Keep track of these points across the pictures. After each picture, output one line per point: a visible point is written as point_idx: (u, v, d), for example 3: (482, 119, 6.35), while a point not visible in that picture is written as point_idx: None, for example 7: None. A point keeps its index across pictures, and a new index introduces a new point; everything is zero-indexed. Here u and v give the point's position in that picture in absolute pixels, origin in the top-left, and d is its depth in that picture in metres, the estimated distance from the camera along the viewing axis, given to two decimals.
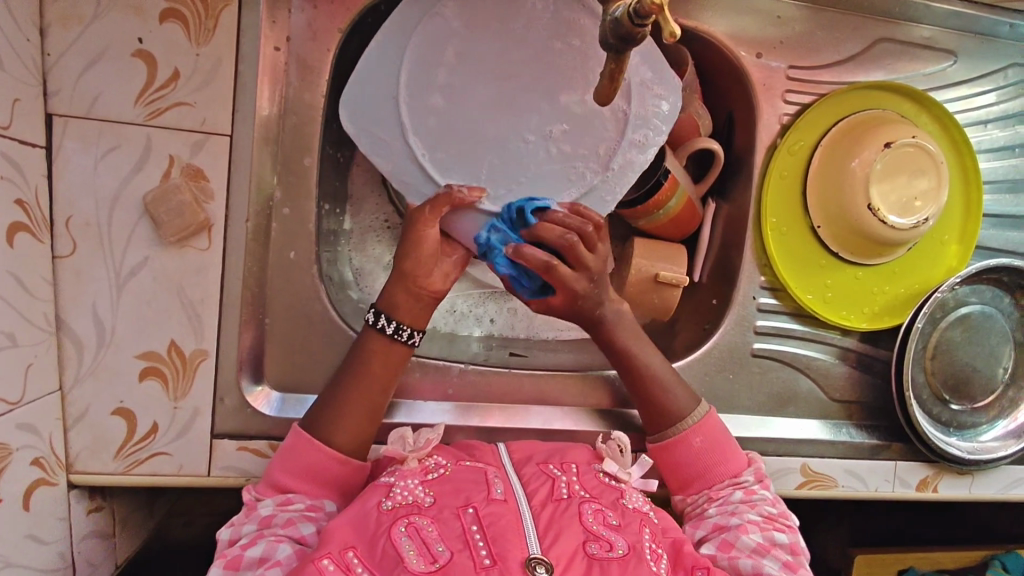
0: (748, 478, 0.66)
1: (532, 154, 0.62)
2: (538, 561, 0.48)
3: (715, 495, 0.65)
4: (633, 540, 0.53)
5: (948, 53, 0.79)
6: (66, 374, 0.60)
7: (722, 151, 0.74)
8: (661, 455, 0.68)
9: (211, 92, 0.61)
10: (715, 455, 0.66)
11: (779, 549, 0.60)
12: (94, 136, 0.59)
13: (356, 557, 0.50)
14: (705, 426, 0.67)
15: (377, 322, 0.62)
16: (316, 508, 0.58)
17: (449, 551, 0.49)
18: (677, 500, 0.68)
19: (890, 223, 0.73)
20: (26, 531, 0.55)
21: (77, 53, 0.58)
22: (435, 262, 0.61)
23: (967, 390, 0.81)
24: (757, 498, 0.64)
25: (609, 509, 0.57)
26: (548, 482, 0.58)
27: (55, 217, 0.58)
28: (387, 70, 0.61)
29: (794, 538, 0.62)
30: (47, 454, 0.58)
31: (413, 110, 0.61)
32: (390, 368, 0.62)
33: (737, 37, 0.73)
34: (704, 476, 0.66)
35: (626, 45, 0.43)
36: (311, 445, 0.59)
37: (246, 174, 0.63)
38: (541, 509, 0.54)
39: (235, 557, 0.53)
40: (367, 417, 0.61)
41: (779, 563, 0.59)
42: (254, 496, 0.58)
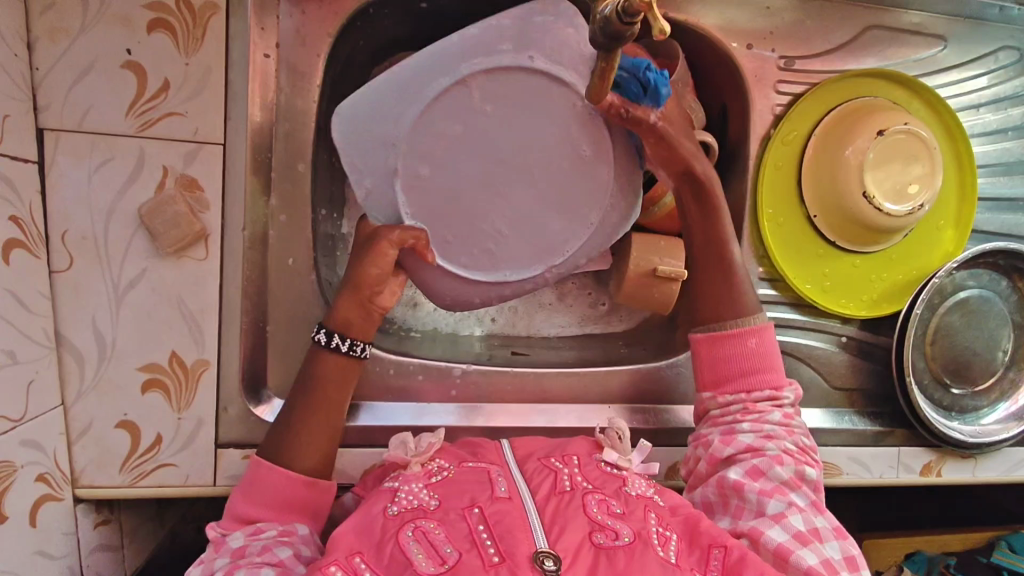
0: (786, 397, 0.65)
1: (499, 238, 0.65)
2: (546, 554, 0.48)
3: (753, 408, 0.63)
4: (638, 527, 0.53)
5: (938, 38, 0.80)
6: (68, 389, 0.60)
7: (716, 143, 0.73)
8: (708, 347, 0.66)
9: (202, 101, 0.61)
10: (763, 360, 0.65)
11: (804, 482, 0.61)
12: (87, 150, 0.59)
13: (363, 562, 0.49)
14: (765, 331, 0.65)
15: (330, 342, 0.59)
16: (289, 533, 0.55)
17: (457, 552, 0.49)
18: (705, 399, 0.67)
19: (884, 210, 0.73)
20: (34, 547, 0.55)
21: (65, 66, 0.58)
22: (387, 279, 0.61)
23: (967, 374, 0.81)
24: (794, 425, 0.64)
25: (613, 498, 0.57)
26: (550, 475, 0.58)
27: (51, 232, 0.58)
28: (390, 115, 0.60)
29: (820, 474, 0.63)
30: (52, 469, 0.58)
31: (406, 161, 0.61)
32: (343, 389, 0.60)
33: (727, 29, 0.73)
34: (746, 378, 0.65)
35: (617, 43, 0.43)
36: (273, 471, 0.56)
37: (241, 183, 0.63)
38: (546, 503, 0.54)
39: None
40: (325, 436, 0.59)
41: (806, 500, 0.60)
42: (219, 532, 0.55)
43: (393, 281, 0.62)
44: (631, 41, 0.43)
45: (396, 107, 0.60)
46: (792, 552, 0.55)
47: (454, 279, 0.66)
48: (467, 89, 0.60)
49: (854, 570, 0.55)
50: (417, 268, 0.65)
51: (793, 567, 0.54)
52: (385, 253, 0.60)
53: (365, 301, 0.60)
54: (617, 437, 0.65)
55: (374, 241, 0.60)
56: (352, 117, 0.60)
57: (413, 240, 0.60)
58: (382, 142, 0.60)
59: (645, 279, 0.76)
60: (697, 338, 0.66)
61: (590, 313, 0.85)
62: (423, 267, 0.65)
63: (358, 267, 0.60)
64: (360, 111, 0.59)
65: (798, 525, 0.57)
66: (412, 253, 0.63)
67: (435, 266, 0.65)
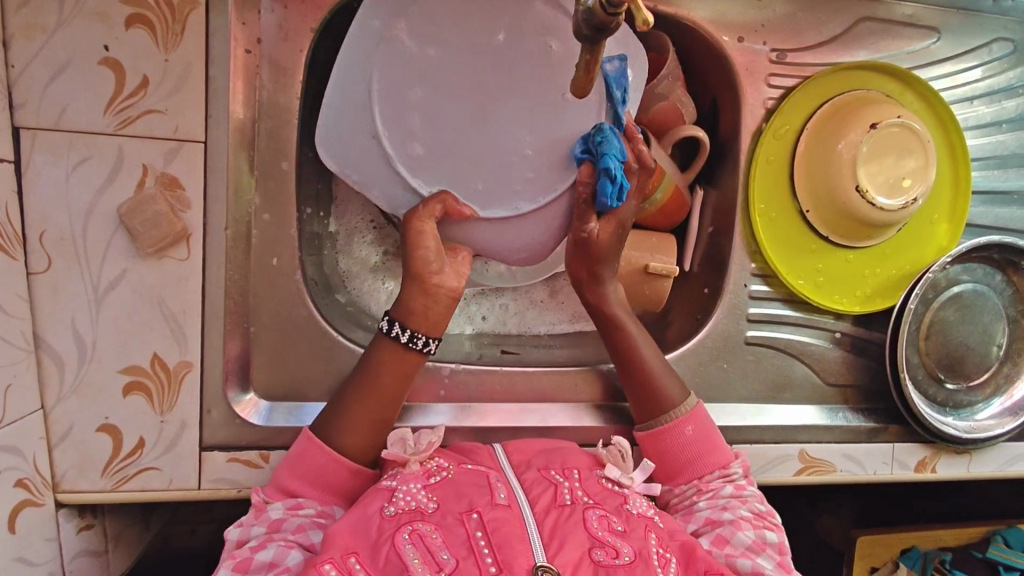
0: (736, 470, 0.65)
1: (529, 163, 0.62)
2: (544, 569, 0.48)
3: (705, 487, 0.64)
4: (640, 546, 0.52)
5: (931, 30, 0.79)
6: (48, 392, 0.59)
7: (707, 140, 0.73)
8: (651, 444, 0.67)
9: (182, 97, 0.59)
10: (702, 445, 0.66)
11: (769, 547, 0.59)
12: (64, 148, 0.58)
13: (357, 562, 0.49)
14: (697, 415, 0.67)
15: (389, 331, 0.61)
16: (325, 514, 0.58)
17: (453, 559, 0.48)
18: (665, 492, 0.67)
19: (877, 204, 0.72)
20: (14, 554, 0.54)
21: (41, 63, 0.56)
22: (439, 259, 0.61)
23: (962, 369, 0.80)
24: (748, 494, 0.64)
25: (614, 515, 0.56)
26: (550, 488, 0.57)
27: (28, 232, 0.57)
28: (356, 106, 0.60)
29: (782, 537, 0.60)
30: (32, 474, 0.57)
31: (392, 132, 0.60)
32: (401, 381, 0.61)
33: (717, 21, 0.72)
34: (693, 463, 0.65)
35: (601, 35, 0.42)
36: (321, 451, 0.59)
37: (224, 181, 0.62)
38: (545, 516, 0.53)
39: (244, 560, 0.53)
40: (375, 425, 0.61)
41: (774, 563, 0.58)
42: (263, 498, 0.59)
43: (450, 261, 0.62)
44: (616, 32, 0.42)
45: (353, 89, 0.60)
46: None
47: (495, 226, 0.64)
48: (398, 37, 0.58)
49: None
50: (461, 234, 0.65)
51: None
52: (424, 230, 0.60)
53: (430, 286, 0.61)
54: (620, 454, 0.64)
55: (408, 220, 0.60)
56: (330, 127, 0.62)
57: (440, 206, 0.61)
58: (364, 130, 0.61)
59: (636, 276, 0.75)
60: (638, 436, 0.68)
61: (582, 310, 0.83)
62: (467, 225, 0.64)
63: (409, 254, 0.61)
64: (336, 109, 0.62)
65: None
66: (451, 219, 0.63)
67: (477, 218, 0.63)
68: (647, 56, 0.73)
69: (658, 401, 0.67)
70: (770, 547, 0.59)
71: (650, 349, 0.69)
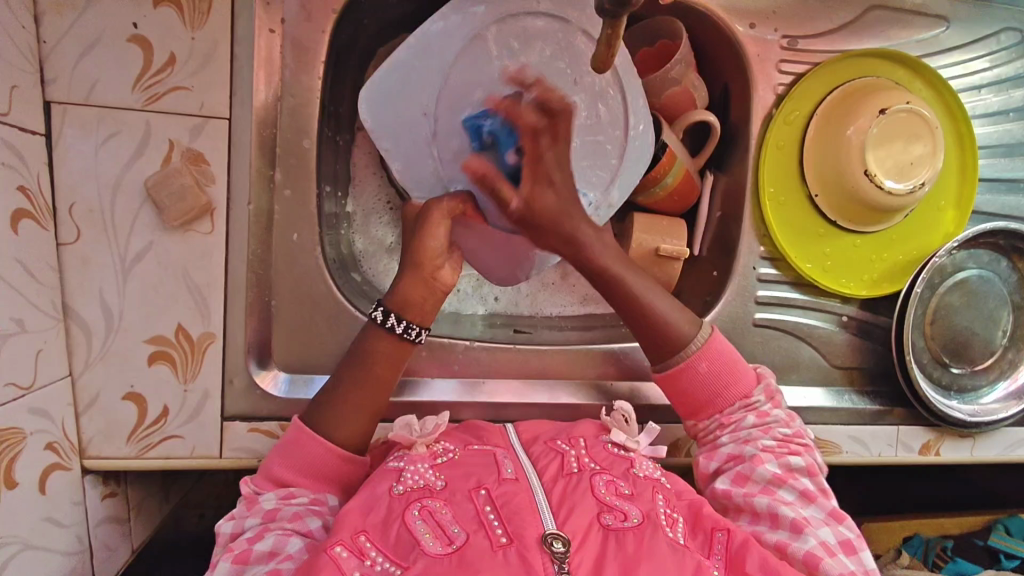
0: (758, 398, 0.65)
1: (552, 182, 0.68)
2: (554, 536, 0.49)
3: (727, 421, 0.65)
4: (648, 508, 0.55)
5: (940, 19, 0.80)
6: (76, 360, 0.61)
7: (718, 124, 0.74)
8: (668, 384, 0.66)
9: (207, 75, 0.61)
10: (722, 377, 0.65)
11: (796, 474, 0.62)
12: (94, 123, 0.59)
13: (369, 541, 0.50)
14: (711, 350, 0.65)
15: (386, 321, 0.60)
16: (319, 503, 0.58)
17: (464, 532, 0.50)
18: (688, 424, 0.68)
19: (886, 188, 0.73)
20: (43, 514, 0.56)
21: (73, 39, 0.58)
22: (445, 253, 0.61)
23: (967, 353, 0.81)
24: (771, 420, 0.65)
25: (621, 479, 0.58)
26: (557, 457, 0.59)
27: (58, 204, 0.59)
28: (418, 91, 0.63)
29: (810, 460, 0.63)
30: (60, 438, 0.59)
31: (444, 122, 0.63)
32: (392, 372, 0.62)
33: (728, 8, 0.73)
34: (715, 399, 0.65)
35: (621, 9, 0.44)
36: (314, 439, 0.59)
37: (247, 158, 0.63)
38: (553, 484, 0.55)
39: (243, 551, 0.53)
40: (367, 411, 0.61)
41: (796, 492, 0.60)
42: (253, 488, 0.58)
43: (451, 257, 0.62)
44: (636, 8, 0.43)
45: (413, 80, 0.63)
46: (790, 544, 0.56)
47: (498, 246, 0.68)
48: (484, 42, 0.63)
49: (852, 554, 0.56)
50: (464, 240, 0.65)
51: (792, 558, 0.55)
52: (440, 224, 0.60)
53: (427, 275, 0.61)
54: (623, 419, 0.66)
55: (428, 213, 0.60)
56: (378, 96, 0.64)
57: (462, 209, 0.61)
58: (416, 110, 0.64)
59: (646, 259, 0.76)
60: (657, 378, 0.66)
61: (592, 292, 0.85)
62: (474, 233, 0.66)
63: (417, 241, 0.60)
64: (388, 88, 0.63)
65: (790, 513, 0.58)
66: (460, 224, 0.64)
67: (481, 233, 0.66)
68: (661, 42, 0.75)
69: (673, 340, 0.65)
70: (797, 474, 0.62)
71: (667, 308, 0.65)
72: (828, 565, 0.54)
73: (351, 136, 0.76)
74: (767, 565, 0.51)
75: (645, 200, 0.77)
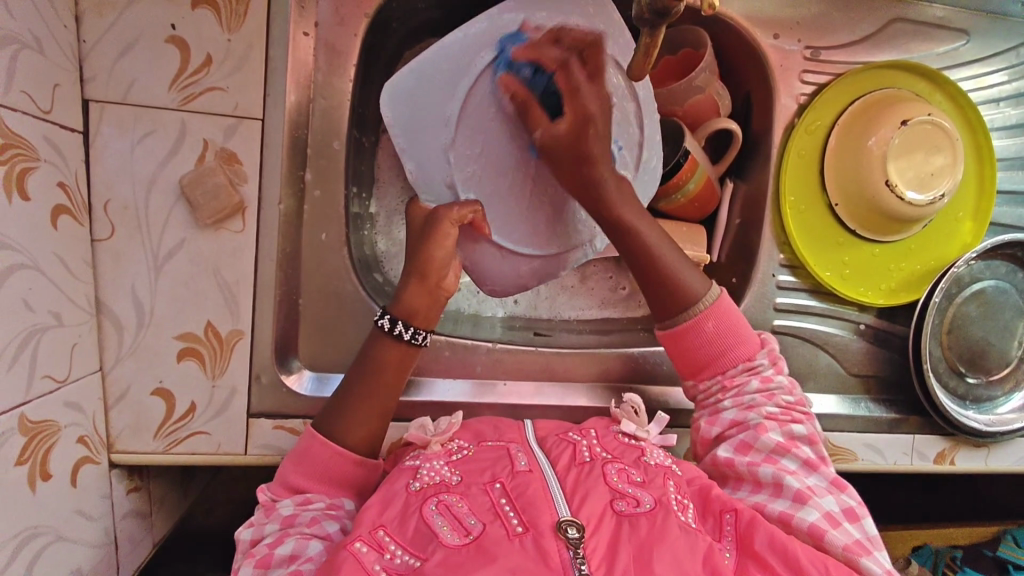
0: (761, 362, 0.65)
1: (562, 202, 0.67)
2: (568, 522, 0.49)
3: (730, 384, 0.64)
4: (659, 494, 0.54)
5: (961, 32, 0.81)
6: (107, 355, 0.62)
7: (740, 132, 0.75)
8: (674, 342, 0.65)
9: (243, 77, 0.62)
10: (728, 337, 0.64)
11: (798, 442, 0.62)
12: (131, 122, 0.60)
13: (387, 535, 0.50)
14: (719, 308, 0.64)
15: (393, 329, 0.60)
16: (335, 507, 0.58)
17: (480, 523, 0.50)
18: (689, 386, 0.67)
19: (906, 199, 0.74)
20: (74, 507, 0.57)
21: (113, 40, 0.59)
22: (450, 262, 0.61)
23: (983, 364, 0.82)
24: (774, 386, 0.64)
25: (632, 467, 0.58)
26: (568, 447, 0.59)
27: (94, 200, 0.60)
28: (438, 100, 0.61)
29: (811, 427, 0.63)
30: (90, 432, 0.60)
31: (464, 135, 0.62)
32: (399, 376, 0.61)
33: (753, 18, 0.74)
34: (718, 359, 0.64)
35: (660, 19, 0.46)
36: (326, 445, 0.59)
37: (279, 158, 0.64)
38: (566, 474, 0.55)
39: (264, 556, 0.52)
40: (376, 416, 0.61)
41: (799, 461, 0.60)
42: (270, 496, 0.59)
43: (456, 264, 0.62)
44: (675, 18, 0.45)
45: (443, 83, 0.61)
46: (793, 515, 0.56)
47: (504, 257, 0.68)
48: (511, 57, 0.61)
49: (854, 521, 0.56)
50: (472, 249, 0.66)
51: (795, 529, 0.56)
52: (447, 234, 0.60)
53: (432, 284, 0.60)
54: (633, 410, 0.67)
55: (435, 221, 0.60)
56: (398, 98, 0.61)
57: (471, 216, 0.61)
58: (437, 117, 0.62)
59: None
60: (661, 336, 0.65)
61: (610, 297, 0.86)
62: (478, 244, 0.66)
63: (424, 252, 0.60)
64: (408, 92, 0.61)
65: (795, 484, 0.58)
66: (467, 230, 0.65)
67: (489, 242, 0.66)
68: (684, 50, 0.76)
69: (680, 297, 0.63)
70: (799, 441, 0.62)
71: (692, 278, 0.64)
72: (832, 536, 0.54)
73: (377, 138, 0.76)
74: (776, 542, 0.51)
75: (665, 207, 0.77)
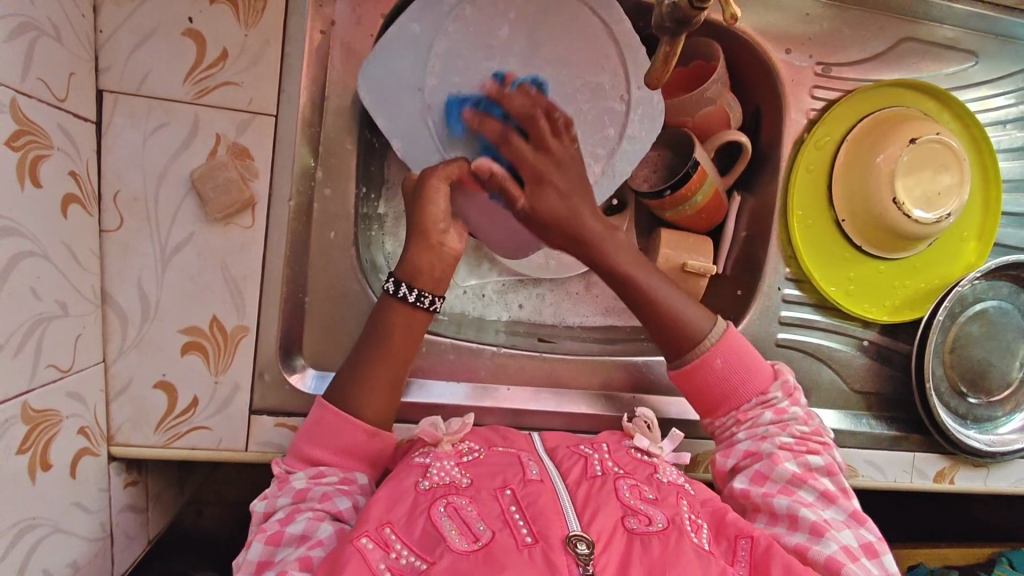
0: (776, 395, 0.65)
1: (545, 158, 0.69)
2: (579, 537, 0.48)
3: (744, 417, 0.64)
4: (672, 514, 0.54)
5: (970, 54, 0.81)
6: (110, 346, 0.61)
7: (748, 145, 0.76)
8: (684, 380, 0.66)
9: (258, 72, 0.62)
10: (738, 373, 0.65)
11: (815, 473, 0.62)
12: (145, 113, 0.60)
13: (393, 534, 0.50)
14: (725, 345, 0.65)
15: (398, 292, 0.60)
16: (349, 481, 0.58)
17: (489, 530, 0.49)
18: (706, 423, 0.67)
19: (914, 216, 0.74)
20: (72, 499, 0.56)
21: (130, 30, 0.59)
22: (447, 221, 0.61)
23: (984, 384, 0.82)
24: (789, 418, 0.65)
25: (645, 484, 0.58)
26: (580, 461, 0.59)
27: (104, 191, 0.60)
28: (401, 70, 0.66)
29: (829, 459, 0.63)
30: (91, 424, 0.59)
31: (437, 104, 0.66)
32: (411, 339, 0.61)
33: (766, 32, 0.75)
34: (732, 394, 0.65)
35: (682, 27, 0.46)
36: (338, 415, 0.59)
37: (290, 154, 0.64)
38: (577, 488, 0.55)
39: (275, 532, 0.53)
40: (390, 390, 0.61)
41: (817, 492, 0.60)
42: (284, 469, 0.59)
43: (456, 224, 0.62)
44: (696, 27, 0.46)
45: (406, 60, 0.65)
46: (810, 547, 0.56)
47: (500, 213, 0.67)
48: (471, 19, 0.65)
49: (873, 557, 0.56)
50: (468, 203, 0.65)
51: (813, 561, 0.55)
52: (438, 190, 0.60)
53: (433, 245, 0.61)
54: (647, 424, 0.66)
55: (425, 180, 0.61)
56: (369, 82, 0.66)
57: (458, 173, 0.61)
58: (408, 90, 0.66)
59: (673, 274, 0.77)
60: (672, 376, 0.66)
61: (614, 305, 0.86)
62: (475, 199, 0.65)
63: (418, 210, 0.60)
64: (376, 70, 0.66)
65: (811, 517, 0.58)
66: (461, 187, 0.64)
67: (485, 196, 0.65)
68: (696, 63, 0.76)
69: (686, 336, 0.65)
70: (816, 472, 0.62)
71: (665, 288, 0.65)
72: (850, 568, 0.53)
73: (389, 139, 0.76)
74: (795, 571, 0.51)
75: (673, 217, 0.77)
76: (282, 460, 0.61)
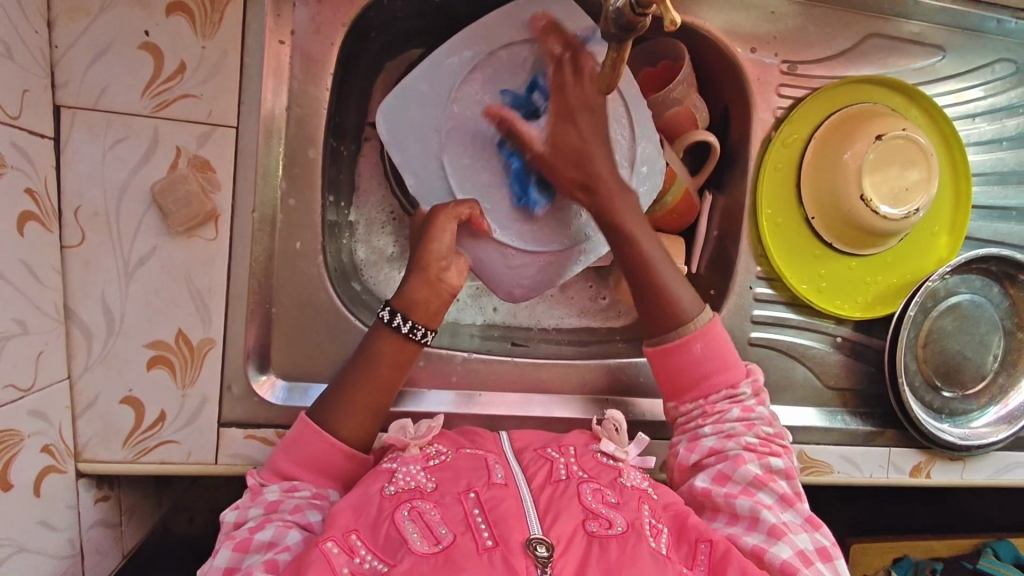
0: (744, 391, 0.66)
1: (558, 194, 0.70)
2: (538, 541, 0.48)
3: (711, 410, 0.65)
4: (633, 518, 0.54)
5: (937, 48, 0.82)
6: (75, 362, 0.61)
7: (717, 143, 0.75)
8: (659, 359, 0.67)
9: (216, 84, 0.62)
10: (715, 360, 0.66)
11: (775, 476, 0.62)
12: (102, 128, 0.60)
13: (359, 540, 0.50)
14: (708, 333, 0.66)
15: (392, 320, 0.61)
16: (321, 497, 0.58)
17: (451, 533, 0.49)
18: (670, 407, 0.68)
19: (882, 213, 0.74)
20: (37, 517, 0.56)
21: (85, 45, 0.59)
22: (449, 255, 0.62)
23: (958, 377, 0.82)
24: (754, 416, 0.65)
25: (607, 488, 0.57)
26: (545, 465, 0.59)
27: (63, 207, 0.59)
28: (420, 108, 0.67)
29: (789, 462, 0.63)
30: (56, 441, 0.59)
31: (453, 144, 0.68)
32: (398, 369, 0.62)
33: (731, 32, 0.75)
34: (702, 381, 0.66)
35: (628, 33, 0.46)
36: (318, 434, 0.59)
37: (252, 166, 0.64)
38: (540, 492, 0.55)
39: (244, 539, 0.53)
40: (372, 410, 0.61)
41: (775, 496, 0.60)
42: (258, 481, 0.59)
43: (457, 259, 0.63)
44: (643, 32, 0.46)
45: (428, 99, 0.67)
46: (767, 550, 0.56)
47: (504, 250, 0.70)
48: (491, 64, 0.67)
49: (828, 561, 0.56)
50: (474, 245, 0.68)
51: (770, 565, 0.55)
52: (444, 227, 0.62)
53: (432, 279, 0.61)
54: (614, 428, 0.66)
55: (435, 215, 0.62)
56: (390, 114, 0.67)
57: (468, 212, 0.64)
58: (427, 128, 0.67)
59: None
60: (648, 352, 0.68)
61: (590, 307, 0.86)
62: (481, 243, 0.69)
63: (424, 246, 0.62)
64: (398, 107, 0.66)
65: (771, 520, 0.58)
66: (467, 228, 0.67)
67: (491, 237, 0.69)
68: (663, 62, 0.76)
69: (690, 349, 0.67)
70: (776, 475, 0.62)
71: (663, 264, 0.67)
72: None
73: (357, 147, 0.77)
74: None
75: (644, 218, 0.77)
76: (256, 472, 0.61)
